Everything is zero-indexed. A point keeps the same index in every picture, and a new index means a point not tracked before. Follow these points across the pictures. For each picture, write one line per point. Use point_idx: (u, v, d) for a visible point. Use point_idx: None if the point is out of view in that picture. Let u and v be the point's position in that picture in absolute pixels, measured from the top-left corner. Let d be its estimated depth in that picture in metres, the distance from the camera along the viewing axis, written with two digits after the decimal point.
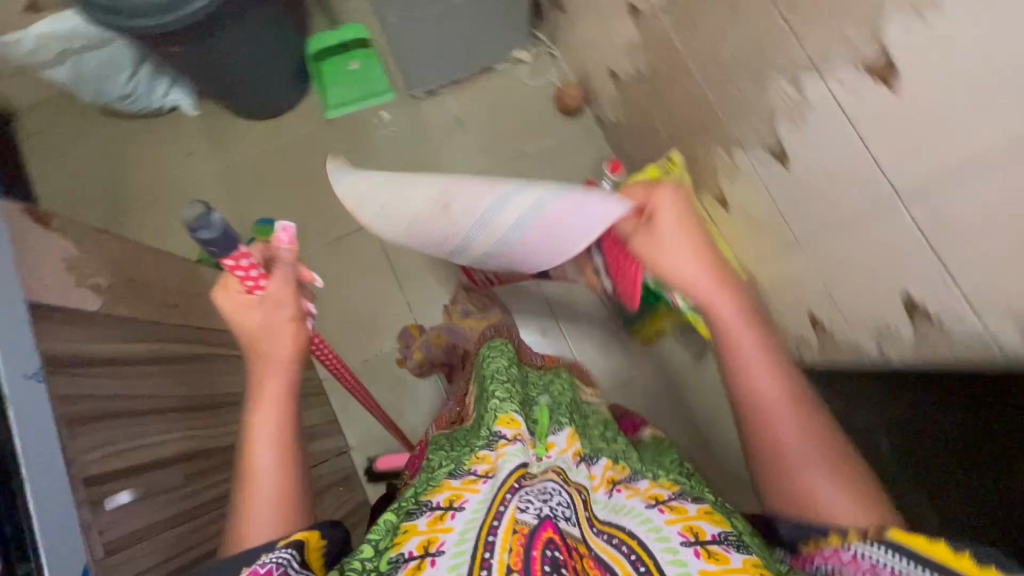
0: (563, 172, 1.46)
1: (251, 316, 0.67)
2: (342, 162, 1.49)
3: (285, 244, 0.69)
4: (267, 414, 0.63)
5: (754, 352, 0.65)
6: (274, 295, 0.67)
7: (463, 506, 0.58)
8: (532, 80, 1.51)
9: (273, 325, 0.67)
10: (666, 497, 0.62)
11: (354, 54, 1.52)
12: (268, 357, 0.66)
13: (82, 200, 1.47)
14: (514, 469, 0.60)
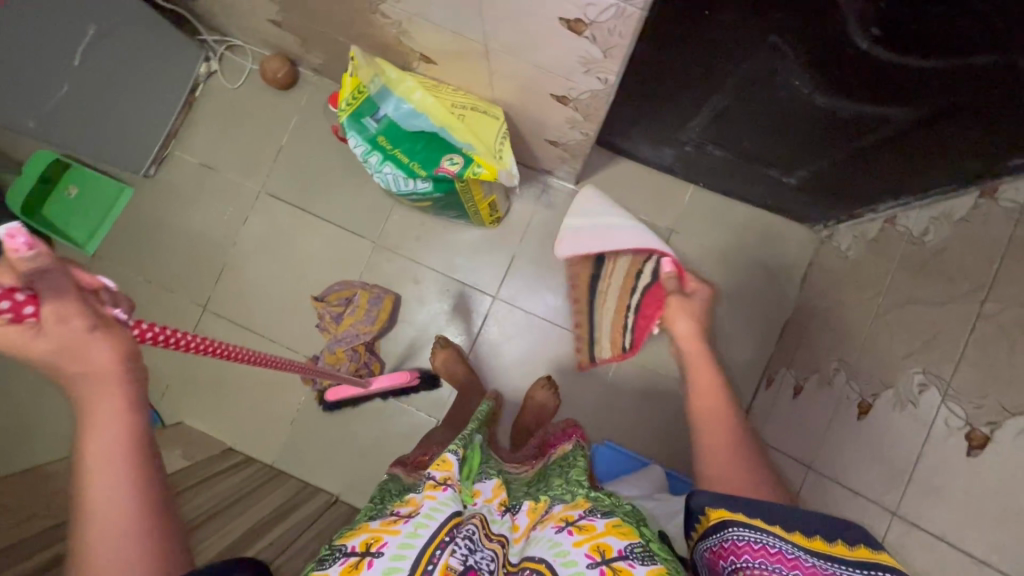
0: (326, 141, 1.40)
1: (35, 345, 0.40)
2: (136, 279, 1.39)
3: (23, 246, 0.37)
4: (109, 458, 0.43)
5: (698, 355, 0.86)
6: (61, 311, 0.41)
7: (382, 551, 0.49)
8: (235, 83, 1.41)
9: (76, 347, 0.41)
10: (576, 516, 0.56)
11: (67, 178, 1.36)
12: (89, 379, 0.42)
13: None
14: (448, 520, 0.53)
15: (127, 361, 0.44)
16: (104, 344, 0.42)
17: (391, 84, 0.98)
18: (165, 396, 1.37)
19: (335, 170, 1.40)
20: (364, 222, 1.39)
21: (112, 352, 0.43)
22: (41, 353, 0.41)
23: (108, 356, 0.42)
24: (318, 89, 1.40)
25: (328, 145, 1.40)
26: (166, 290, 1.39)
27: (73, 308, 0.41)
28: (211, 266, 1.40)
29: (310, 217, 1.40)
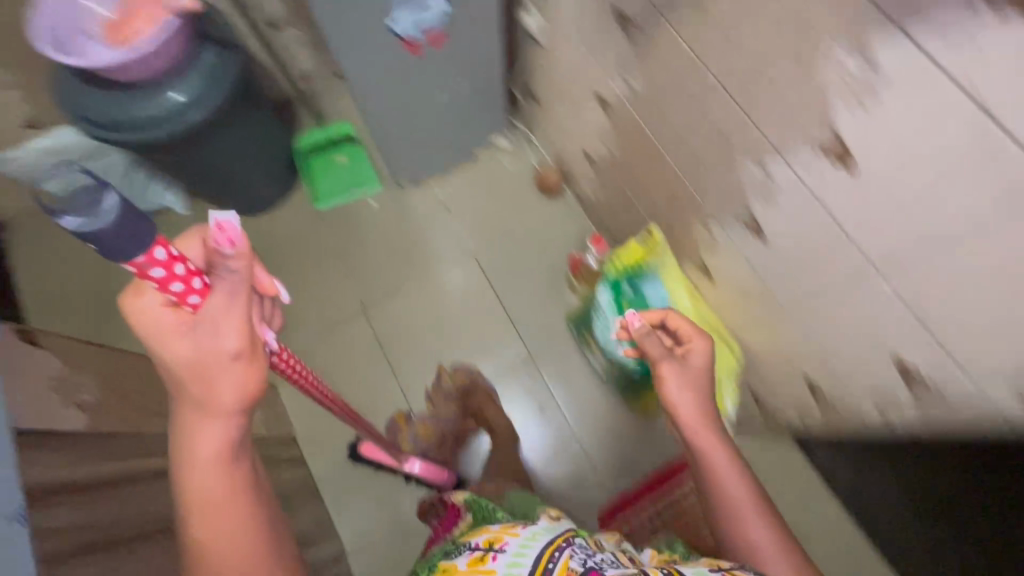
0: (546, 250, 1.52)
1: (180, 348, 0.54)
2: (335, 250, 1.54)
3: (227, 246, 0.55)
4: (205, 474, 0.56)
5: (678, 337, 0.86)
6: (210, 315, 0.55)
7: (503, 550, 0.63)
8: (511, 163, 1.59)
9: (209, 364, 0.55)
10: (730, 566, 0.63)
11: (341, 147, 1.59)
12: (206, 395, 0.55)
13: (66, 312, 1.48)
14: (563, 531, 0.66)
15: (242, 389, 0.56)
16: (232, 367, 0.56)
17: (664, 277, 1.09)
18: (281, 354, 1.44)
19: (537, 276, 1.51)
20: (530, 333, 1.46)
21: (234, 388, 0.56)
22: (186, 358, 0.54)
23: (234, 374, 0.56)
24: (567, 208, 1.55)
25: (545, 254, 1.52)
26: (348, 274, 1.53)
27: (232, 324, 0.55)
28: (394, 279, 1.53)
29: (492, 298, 1.50)
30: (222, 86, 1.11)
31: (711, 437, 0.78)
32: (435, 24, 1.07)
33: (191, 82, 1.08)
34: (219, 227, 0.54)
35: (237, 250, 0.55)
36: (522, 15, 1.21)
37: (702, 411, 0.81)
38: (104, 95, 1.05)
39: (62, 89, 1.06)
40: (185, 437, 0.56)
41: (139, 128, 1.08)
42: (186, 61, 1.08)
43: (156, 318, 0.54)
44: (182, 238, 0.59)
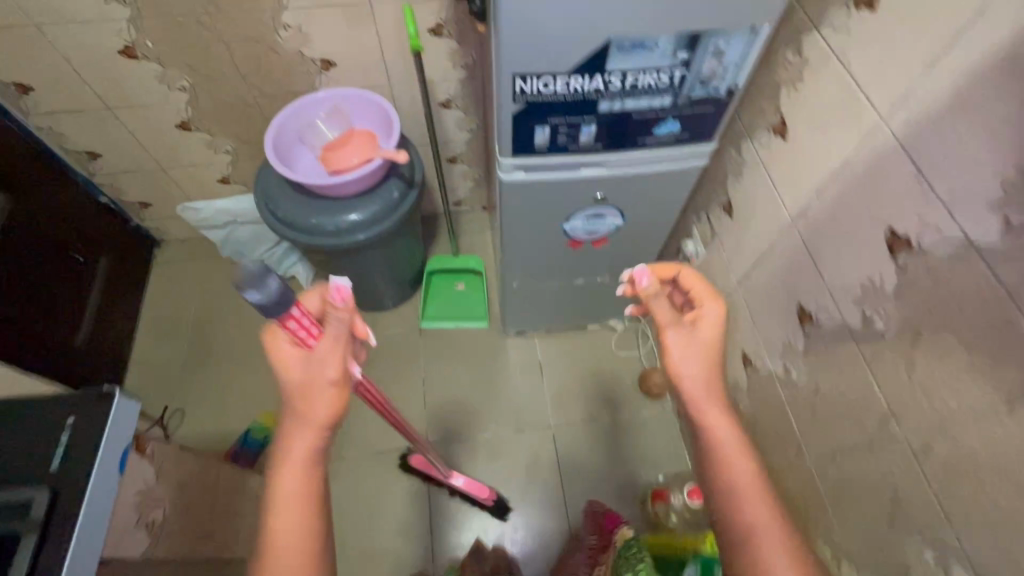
0: (627, 453, 1.43)
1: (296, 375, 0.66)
2: (422, 369, 1.54)
3: (340, 302, 0.66)
4: (289, 492, 0.63)
5: (689, 378, 0.65)
6: (322, 350, 0.66)
7: None
8: (620, 348, 1.56)
9: (315, 389, 0.66)
10: None
11: (465, 278, 1.64)
12: (307, 415, 0.66)
13: (168, 336, 1.54)
14: None
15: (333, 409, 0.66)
16: (331, 394, 0.66)
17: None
18: (333, 458, 1.41)
19: (609, 478, 1.40)
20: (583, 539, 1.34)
21: (326, 409, 0.65)
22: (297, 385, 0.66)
23: (324, 400, 0.64)
24: (662, 417, 1.47)
25: (625, 456, 1.43)
26: (423, 401, 1.50)
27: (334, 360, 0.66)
28: (464, 424, 1.48)
29: (556, 483, 1.40)
30: (391, 219, 1.19)
31: (724, 419, 0.64)
32: (604, 231, 1.08)
33: (369, 210, 1.17)
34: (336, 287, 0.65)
35: (345, 304, 0.66)
36: (685, 240, 1.22)
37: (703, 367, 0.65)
38: (293, 196, 1.15)
39: (264, 180, 1.18)
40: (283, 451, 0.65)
41: (308, 233, 1.16)
42: (374, 191, 1.18)
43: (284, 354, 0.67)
44: (307, 291, 0.74)
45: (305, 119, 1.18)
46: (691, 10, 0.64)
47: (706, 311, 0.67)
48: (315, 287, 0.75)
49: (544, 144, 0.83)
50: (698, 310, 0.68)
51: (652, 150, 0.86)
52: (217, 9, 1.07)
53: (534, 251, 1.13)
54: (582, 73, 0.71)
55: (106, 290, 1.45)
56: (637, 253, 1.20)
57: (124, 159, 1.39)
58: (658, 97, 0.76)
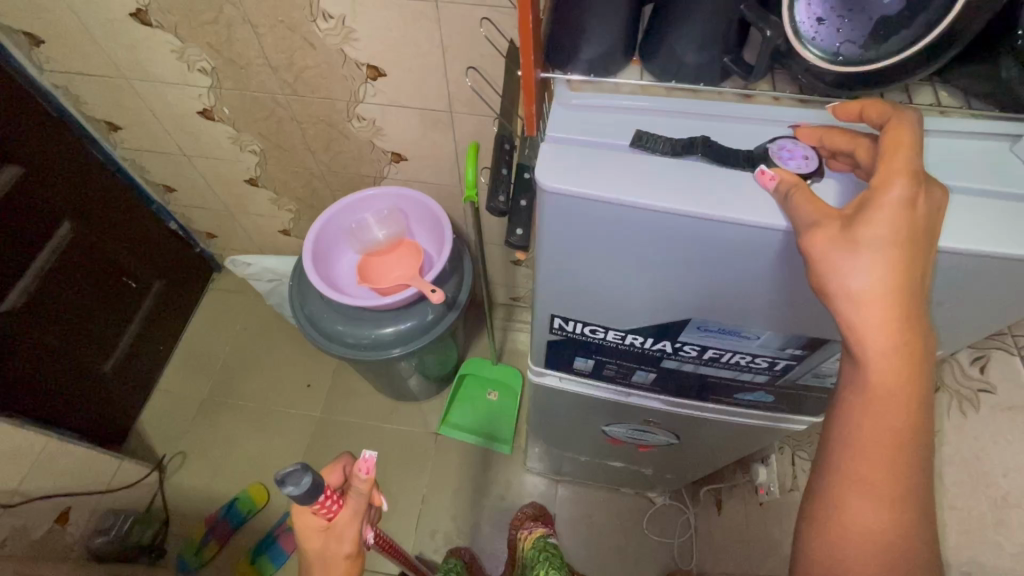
0: None
1: (315, 545, 0.59)
2: (427, 481, 1.39)
3: (364, 474, 0.56)
4: None
5: (866, 472, 0.35)
6: (343, 523, 0.59)
7: None
8: (652, 527, 1.31)
9: (333, 558, 0.59)
10: None
11: (500, 388, 1.48)
12: None
13: (200, 371, 1.53)
14: None
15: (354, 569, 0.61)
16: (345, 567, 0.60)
17: None
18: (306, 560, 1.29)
19: None
20: None
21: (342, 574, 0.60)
22: (314, 554, 0.59)
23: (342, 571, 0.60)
24: None
25: None
26: (417, 521, 1.35)
27: (352, 533, 0.59)
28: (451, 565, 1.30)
29: None
30: (419, 343, 1.04)
31: (881, 505, 0.35)
32: (652, 443, 0.86)
33: (397, 329, 1.03)
34: (364, 460, 0.55)
35: (370, 477, 0.57)
36: (758, 462, 0.96)
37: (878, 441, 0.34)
38: (321, 297, 1.05)
39: (301, 271, 1.11)
40: None
41: (327, 338, 1.04)
42: (407, 307, 1.04)
43: (305, 517, 0.58)
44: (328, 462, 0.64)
45: (355, 217, 1.08)
46: (819, 319, 0.43)
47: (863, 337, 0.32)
48: (342, 457, 0.66)
49: (586, 370, 0.64)
50: (867, 197, 0.32)
51: (730, 408, 0.65)
52: (292, 92, 1.00)
53: (566, 432, 0.93)
54: (646, 336, 0.52)
55: (154, 313, 1.46)
56: (693, 463, 0.96)
57: (195, 197, 1.38)
58: (748, 374, 0.55)
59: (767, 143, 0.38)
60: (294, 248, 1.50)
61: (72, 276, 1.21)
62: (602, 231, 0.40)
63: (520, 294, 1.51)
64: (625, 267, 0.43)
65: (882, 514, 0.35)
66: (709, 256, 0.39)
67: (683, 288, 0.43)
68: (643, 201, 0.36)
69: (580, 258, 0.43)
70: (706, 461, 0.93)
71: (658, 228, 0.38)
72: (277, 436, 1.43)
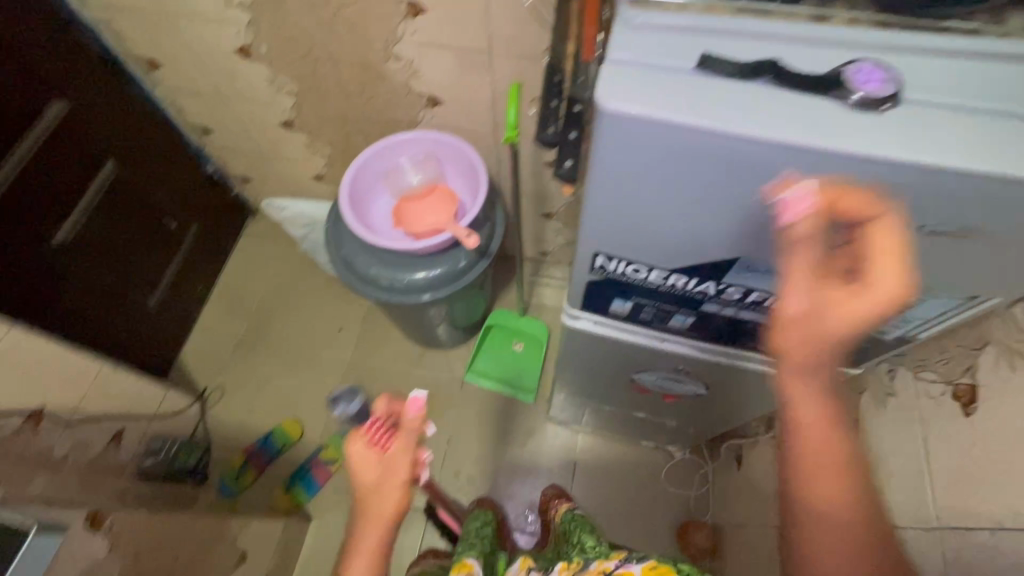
0: None
1: (371, 470, 0.64)
2: (452, 425, 1.44)
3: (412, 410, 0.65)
4: None
5: (819, 454, 0.40)
6: (396, 451, 0.64)
7: None
8: (670, 480, 1.34)
9: (386, 485, 0.62)
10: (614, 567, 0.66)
11: (525, 339, 1.50)
12: (376, 512, 0.60)
13: (237, 312, 1.58)
14: None
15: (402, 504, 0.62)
16: (396, 496, 0.62)
17: None
18: (336, 491, 1.36)
19: None
20: None
21: (392, 502, 0.61)
22: (369, 484, 0.63)
23: (393, 500, 0.61)
24: None
25: None
26: (442, 462, 1.41)
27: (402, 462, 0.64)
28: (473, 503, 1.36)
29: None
30: (450, 289, 1.06)
31: (835, 480, 0.40)
32: (680, 393, 0.87)
33: (429, 274, 1.04)
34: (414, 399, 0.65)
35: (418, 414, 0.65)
36: (783, 418, 0.97)
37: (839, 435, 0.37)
38: (356, 240, 1.07)
39: (336, 214, 1.12)
40: (348, 552, 0.58)
41: (362, 281, 1.07)
42: (440, 253, 1.05)
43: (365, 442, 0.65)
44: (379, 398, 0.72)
45: (391, 160, 1.09)
46: None
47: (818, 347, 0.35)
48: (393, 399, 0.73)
49: (622, 313, 0.65)
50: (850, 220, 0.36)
51: (765, 356, 0.65)
52: (329, 29, 0.98)
53: (594, 379, 0.95)
54: (689, 275, 0.52)
55: (193, 253, 1.51)
56: (718, 416, 0.97)
57: (232, 139, 1.40)
58: None
59: (841, 66, 0.37)
60: (327, 194, 1.51)
61: (117, 213, 1.25)
62: (660, 159, 0.39)
63: (549, 248, 1.50)
64: (677, 199, 0.42)
65: (838, 491, 0.39)
66: (768, 186, 0.39)
67: (735, 222, 0.42)
68: (704, 123, 0.35)
69: (633, 189, 0.43)
70: (732, 414, 0.94)
71: (718, 156, 0.37)
72: (310, 376, 1.49)
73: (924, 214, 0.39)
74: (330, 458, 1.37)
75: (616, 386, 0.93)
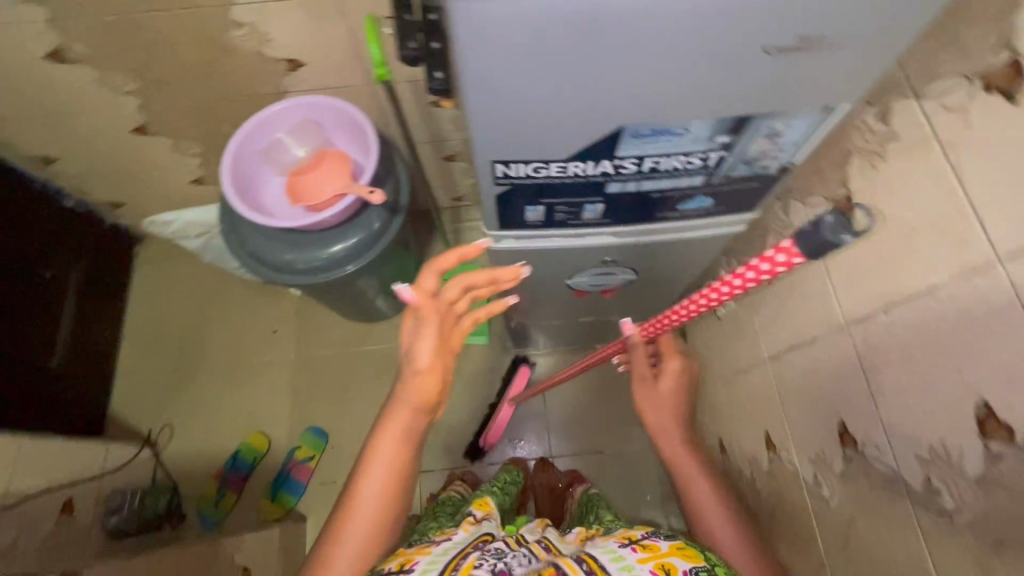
0: (634, 489, 1.34)
1: (438, 302, 0.57)
2: None
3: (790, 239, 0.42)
4: (376, 478, 0.57)
5: None
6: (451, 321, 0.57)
7: (412, 566, 0.52)
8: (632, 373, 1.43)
9: (431, 363, 0.56)
10: (640, 538, 0.57)
11: None
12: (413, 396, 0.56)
13: (159, 345, 1.47)
14: (481, 539, 0.57)
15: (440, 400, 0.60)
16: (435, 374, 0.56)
17: None
18: (322, 485, 1.35)
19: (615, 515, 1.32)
20: None
21: (434, 384, 0.56)
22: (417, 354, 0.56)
23: (432, 384, 0.56)
24: None
25: (633, 493, 1.33)
26: None
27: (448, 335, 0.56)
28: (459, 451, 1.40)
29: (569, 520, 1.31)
30: (372, 253, 1.03)
31: None
32: (615, 285, 0.91)
33: (345, 244, 1.00)
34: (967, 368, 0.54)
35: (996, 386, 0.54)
36: (711, 281, 1.05)
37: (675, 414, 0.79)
38: (259, 230, 1.01)
39: (229, 210, 1.05)
40: (387, 434, 0.57)
41: (278, 271, 1.02)
42: (351, 220, 1.01)
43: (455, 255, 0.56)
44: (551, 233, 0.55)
45: (269, 138, 1.02)
46: (737, 91, 0.46)
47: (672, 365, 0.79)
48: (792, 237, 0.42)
49: (540, 220, 0.66)
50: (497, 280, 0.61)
51: (677, 223, 0.69)
52: (148, 7, 0.87)
53: (536, 297, 0.97)
54: (585, 160, 0.53)
55: (86, 298, 1.37)
56: (656, 298, 1.03)
57: (82, 164, 1.25)
58: (686, 179, 0.58)
59: None
60: (214, 196, 1.39)
61: None
62: (514, 37, 0.40)
63: (462, 192, 1.48)
64: (546, 78, 0.43)
65: None
66: (620, 42, 0.40)
67: (608, 85, 0.44)
68: None
69: (502, 77, 0.43)
70: (667, 291, 1.00)
71: (564, 19, 0.38)
72: (259, 386, 1.44)
73: (765, 35, 0.41)
74: (305, 456, 1.36)
75: (558, 297, 0.97)
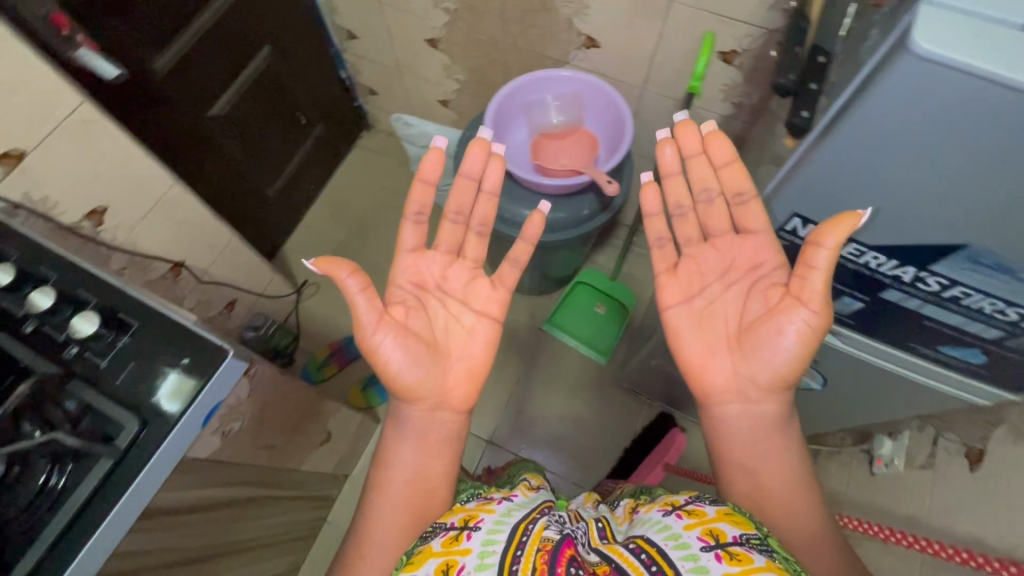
0: None
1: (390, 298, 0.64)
2: (522, 368, 1.49)
3: None
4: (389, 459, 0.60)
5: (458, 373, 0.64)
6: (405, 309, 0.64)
7: (479, 525, 0.50)
8: None
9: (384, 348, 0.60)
10: (683, 501, 0.50)
11: (610, 303, 1.49)
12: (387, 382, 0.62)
13: (342, 218, 1.66)
14: (540, 505, 0.55)
15: (427, 377, 0.63)
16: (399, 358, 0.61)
17: None
18: None
19: None
20: None
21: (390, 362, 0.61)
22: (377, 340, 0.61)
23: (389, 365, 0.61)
24: None
25: None
26: (507, 399, 1.46)
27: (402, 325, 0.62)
28: (531, 443, 1.42)
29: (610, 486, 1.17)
30: (569, 235, 1.07)
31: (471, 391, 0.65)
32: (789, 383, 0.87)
33: (554, 214, 1.04)
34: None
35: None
36: (884, 434, 0.94)
37: (788, 366, 0.56)
38: None
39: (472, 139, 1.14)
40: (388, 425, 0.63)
41: None
42: (567, 197, 1.05)
43: (423, 194, 0.64)
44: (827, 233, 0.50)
45: (537, 95, 1.08)
46: None
47: (757, 227, 0.59)
48: None
49: None
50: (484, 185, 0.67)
51: (923, 360, 0.65)
52: None
53: None
54: (898, 259, 0.52)
55: (313, 152, 1.57)
56: (815, 415, 0.96)
57: (374, 48, 1.42)
58: (980, 326, 0.55)
59: None
60: (448, 120, 1.53)
61: (264, 96, 1.32)
62: (926, 109, 0.40)
63: None
64: (919, 160, 0.44)
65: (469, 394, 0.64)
66: None
67: (980, 194, 0.43)
68: (1013, 79, 0.36)
69: (877, 142, 0.44)
70: (833, 416, 0.93)
71: (994, 116, 0.39)
72: None
73: None
74: None
75: None
